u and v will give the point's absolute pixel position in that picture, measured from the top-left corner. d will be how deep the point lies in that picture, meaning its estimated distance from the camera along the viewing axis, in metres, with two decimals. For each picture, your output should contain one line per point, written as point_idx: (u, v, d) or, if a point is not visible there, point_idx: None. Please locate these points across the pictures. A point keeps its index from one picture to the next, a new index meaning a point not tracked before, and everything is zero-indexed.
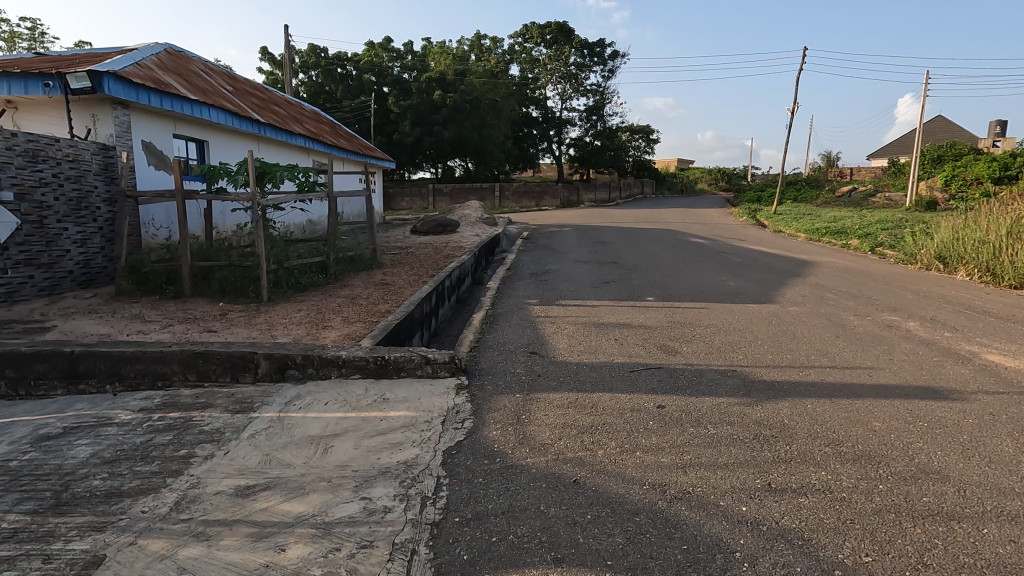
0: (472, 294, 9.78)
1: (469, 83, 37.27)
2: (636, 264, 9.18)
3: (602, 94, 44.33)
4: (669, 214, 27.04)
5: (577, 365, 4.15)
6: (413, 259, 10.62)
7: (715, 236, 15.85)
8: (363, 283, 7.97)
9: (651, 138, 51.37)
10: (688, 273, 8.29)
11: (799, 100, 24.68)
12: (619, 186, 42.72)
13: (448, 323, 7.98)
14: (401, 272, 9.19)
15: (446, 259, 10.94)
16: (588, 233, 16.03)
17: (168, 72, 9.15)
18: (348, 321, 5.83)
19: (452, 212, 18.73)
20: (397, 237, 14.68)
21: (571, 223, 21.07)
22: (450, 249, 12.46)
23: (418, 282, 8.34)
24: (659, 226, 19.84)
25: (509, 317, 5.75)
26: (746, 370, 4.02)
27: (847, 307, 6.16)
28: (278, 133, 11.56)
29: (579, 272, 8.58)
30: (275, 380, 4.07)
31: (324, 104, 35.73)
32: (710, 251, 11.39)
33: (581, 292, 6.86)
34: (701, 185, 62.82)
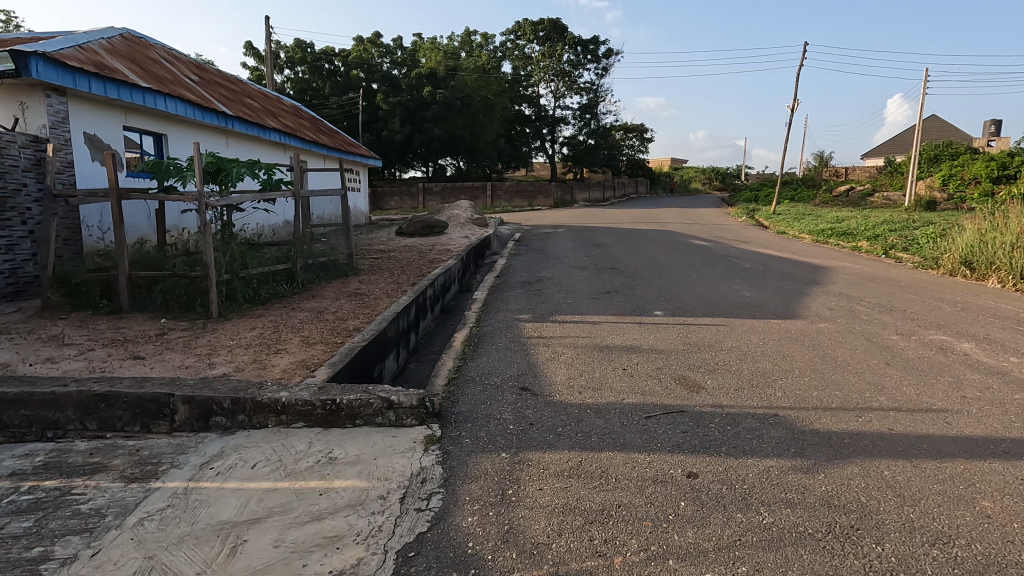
0: (458, 303, 8.93)
1: (461, 80, 36.44)
2: (638, 271, 8.35)
3: (596, 92, 43.58)
4: (665, 214, 26.31)
5: (578, 408, 3.31)
6: (395, 264, 9.77)
7: (717, 237, 15.07)
8: (334, 294, 7.10)
9: (645, 137, 50.71)
10: (697, 281, 7.49)
11: (799, 98, 24.00)
12: (613, 186, 41.99)
13: (429, 337, 7.14)
14: (379, 280, 8.31)
15: (431, 263, 10.09)
16: (584, 235, 15.19)
17: (120, 57, 8.25)
18: (307, 342, 4.96)
19: (441, 212, 17.85)
20: (381, 239, 13.81)
21: (566, 224, 20.28)
22: (436, 252, 11.58)
23: (397, 292, 7.47)
24: (658, 226, 19.09)
25: (496, 338, 4.91)
26: (791, 415, 3.21)
27: (885, 323, 5.37)
28: (248, 128, 10.64)
29: (576, 279, 7.74)
30: (196, 430, 3.21)
31: (311, 101, 34.74)
32: (716, 255, 10.57)
33: (579, 305, 6.03)
34: (695, 184, 62.17)
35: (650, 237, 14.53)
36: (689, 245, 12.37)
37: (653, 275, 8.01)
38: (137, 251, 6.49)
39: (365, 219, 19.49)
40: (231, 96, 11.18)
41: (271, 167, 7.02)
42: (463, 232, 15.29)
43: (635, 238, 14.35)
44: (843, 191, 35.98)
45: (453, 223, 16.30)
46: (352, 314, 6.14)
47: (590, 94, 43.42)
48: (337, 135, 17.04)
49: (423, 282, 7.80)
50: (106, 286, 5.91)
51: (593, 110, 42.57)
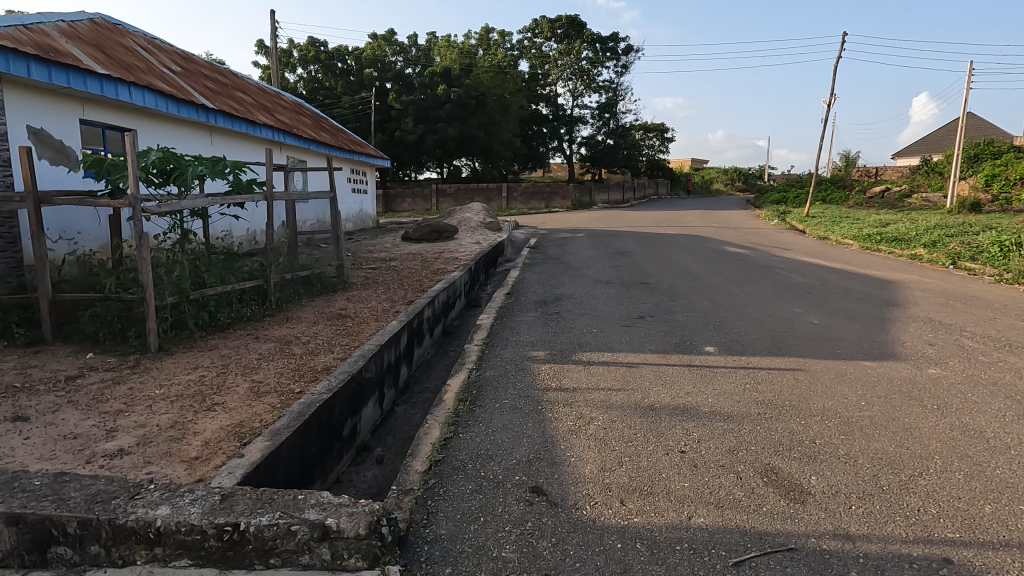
0: (463, 322, 7.78)
1: (476, 78, 35.41)
2: (674, 288, 7.09)
3: (616, 91, 42.25)
4: (690, 216, 24.92)
5: (620, 539, 2.10)
6: (394, 276, 8.66)
7: (753, 243, 13.71)
8: (312, 316, 5.96)
9: (666, 137, 49.24)
10: (747, 302, 6.23)
11: (836, 94, 22.44)
12: (632, 187, 40.60)
13: (425, 368, 6.00)
14: (370, 296, 7.16)
15: (435, 275, 8.95)
16: (605, 240, 13.89)
17: (80, 42, 7.27)
18: (255, 392, 3.82)
19: (452, 215, 16.71)
20: (384, 246, 12.76)
21: (585, 228, 19.00)
22: (442, 261, 10.42)
23: (388, 312, 6.30)
24: (684, 230, 17.79)
25: (501, 388, 3.71)
26: (972, 562, 1.97)
27: (1016, 368, 4.07)
28: (234, 123, 9.63)
29: (602, 298, 6.51)
30: (25, 567, 2.08)
31: (324, 101, 34.04)
32: (760, 267, 9.22)
33: (607, 338, 4.80)
34: (717, 184, 60.35)
35: (679, 243, 13.20)
36: (725, 254, 11.03)
37: (693, 293, 6.76)
38: (76, 266, 5.46)
39: (372, 223, 18.43)
40: (218, 89, 10.21)
41: (239, 165, 5.91)
42: (474, 237, 14.11)
43: (662, 244, 13.07)
44: (877, 192, 34.06)
45: (464, 228, 15.13)
46: (326, 345, 4.99)
47: (609, 93, 42.03)
48: (341, 134, 16.04)
49: (420, 301, 6.65)
50: (28, 310, 4.86)
51: (612, 109, 41.17)
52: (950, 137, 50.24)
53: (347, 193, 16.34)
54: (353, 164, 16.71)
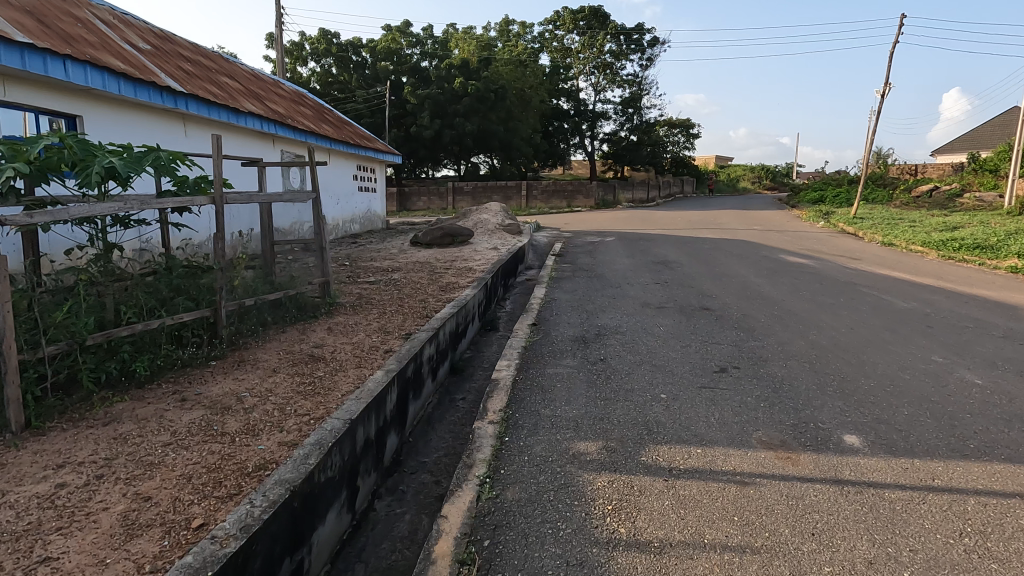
0: (475, 356, 6.28)
1: (495, 71, 33.83)
2: (749, 319, 5.46)
3: (641, 85, 40.31)
4: (725, 217, 23.01)
5: None
6: (395, 293, 7.20)
7: (811, 251, 11.93)
8: (276, 360, 4.49)
9: (693, 133, 47.12)
10: (858, 345, 4.60)
11: (890, 82, 20.31)
12: (658, 185, 38.69)
13: (423, 429, 4.49)
14: (359, 324, 5.66)
15: (444, 291, 7.45)
16: (639, 246, 12.29)
17: (8, 6, 5.94)
18: (126, 527, 2.33)
19: (467, 216, 15.23)
20: (391, 252, 11.33)
21: (613, 229, 17.35)
22: (453, 272, 8.92)
23: (377, 352, 4.80)
24: (725, 234, 16.02)
25: (532, 538, 2.16)
26: None
27: None
28: (212, 113, 8.26)
29: (659, 334, 4.93)
30: None
31: (337, 94, 32.86)
32: (842, 285, 7.50)
33: (687, 413, 3.22)
34: (744, 182, 57.93)
35: (726, 250, 11.50)
36: (787, 265, 9.32)
37: (776, 327, 5.16)
38: None
39: (383, 224, 17.06)
40: (197, 73, 8.86)
41: (178, 156, 4.44)
42: (491, 242, 12.58)
43: (707, 251, 11.38)
44: (924, 190, 31.69)
45: (480, 230, 13.60)
46: (277, 414, 3.49)
47: (634, 86, 40.10)
48: (346, 126, 14.66)
49: (422, 334, 5.13)
50: None
51: (637, 104, 39.26)
52: (998, 131, 47.16)
53: (353, 191, 14.95)
54: (360, 160, 15.34)
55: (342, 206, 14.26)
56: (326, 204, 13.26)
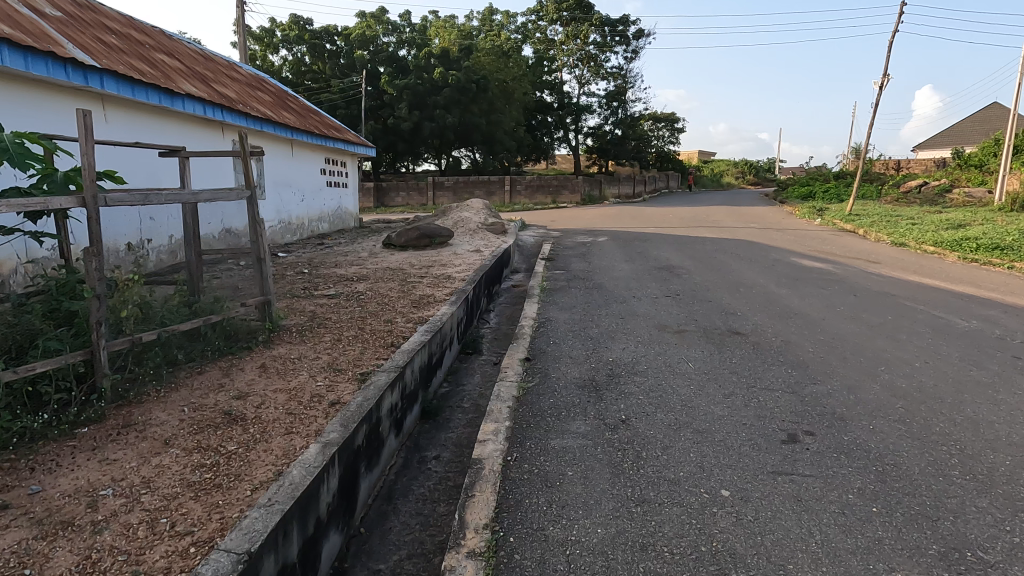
0: (452, 392, 5.11)
1: (476, 61, 32.47)
2: (794, 351, 4.37)
3: (626, 77, 39.29)
4: (716, 213, 22.09)
5: None
6: (357, 311, 6.00)
7: (821, 252, 10.97)
8: (177, 423, 3.27)
9: (677, 127, 46.33)
10: (953, 392, 3.53)
11: (888, 73, 19.44)
12: (643, 180, 37.77)
13: (380, 513, 3.32)
14: (303, 360, 4.43)
15: (417, 307, 6.25)
16: (635, 247, 11.23)
17: None
18: None
19: (447, 214, 14.00)
20: (359, 255, 10.07)
21: (603, 228, 16.27)
22: (429, 281, 7.72)
23: (319, 403, 3.60)
24: (722, 232, 15.03)
25: None
26: None
27: None
28: (135, 93, 6.92)
29: (691, 374, 3.82)
30: None
31: (310, 84, 31.27)
32: (879, 297, 6.48)
33: (773, 534, 2.11)
34: (727, 177, 57.49)
35: (731, 252, 10.46)
36: (806, 272, 8.26)
37: (834, 362, 4.09)
38: None
39: (355, 222, 15.75)
40: (121, 46, 7.51)
41: (34, 140, 3.17)
42: (473, 243, 11.38)
43: (711, 253, 10.34)
44: (913, 185, 31.22)
45: (460, 230, 12.37)
46: (143, 533, 2.28)
47: (618, 79, 39.02)
48: (312, 115, 13.32)
49: (382, 375, 3.93)
50: None
51: (621, 97, 38.19)
52: (979, 127, 47.22)
53: (321, 187, 13.62)
54: (328, 152, 13.98)
55: (309, 203, 12.94)
56: (289, 200, 11.93)
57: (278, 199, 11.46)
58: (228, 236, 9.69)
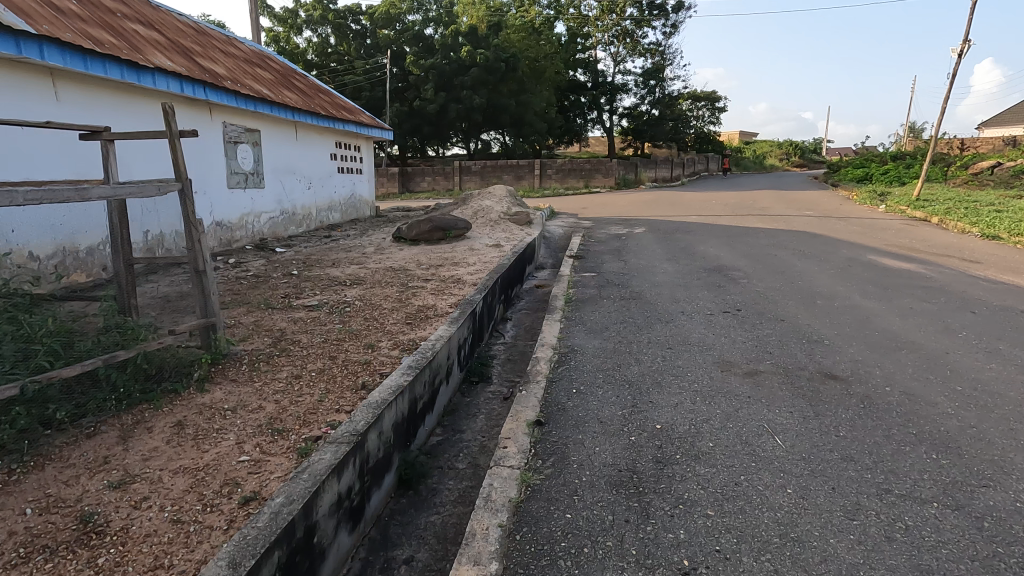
0: (444, 446, 3.94)
1: (505, 39, 30.89)
2: (928, 414, 3.02)
3: (664, 53, 36.99)
4: (765, 199, 20.20)
5: None
6: (337, 329, 4.89)
7: (900, 247, 9.33)
8: (0, 541, 2.18)
9: (719, 107, 43.72)
10: None
11: (969, 38, 17.08)
12: (681, 163, 35.69)
13: None
14: (239, 410, 3.31)
15: (412, 324, 5.08)
16: (678, 241, 9.82)
17: None
18: None
19: (467, 202, 12.80)
20: (365, 251, 9.00)
21: (640, 216, 14.78)
22: (434, 286, 6.56)
23: (228, 499, 2.46)
24: (776, 221, 13.37)
25: None
26: None
27: None
28: (89, 66, 5.92)
29: (784, 463, 2.53)
30: None
31: (335, 66, 30.31)
32: (1007, 316, 4.99)
33: None
34: (771, 159, 54.37)
35: (793, 247, 8.94)
36: (895, 276, 6.72)
37: (999, 440, 2.73)
38: None
39: (371, 211, 14.71)
40: (82, 13, 6.55)
41: None
42: (493, 237, 10.15)
43: (769, 248, 8.85)
44: (985, 165, 28.26)
45: (480, 221, 11.13)
46: None
47: (656, 56, 36.76)
48: (320, 95, 12.26)
49: (330, 448, 2.75)
50: None
51: (659, 75, 35.95)
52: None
53: (331, 173, 12.58)
54: (340, 136, 12.90)
55: (317, 191, 11.92)
56: (294, 188, 10.93)
57: (280, 188, 10.46)
58: (219, 230, 8.71)
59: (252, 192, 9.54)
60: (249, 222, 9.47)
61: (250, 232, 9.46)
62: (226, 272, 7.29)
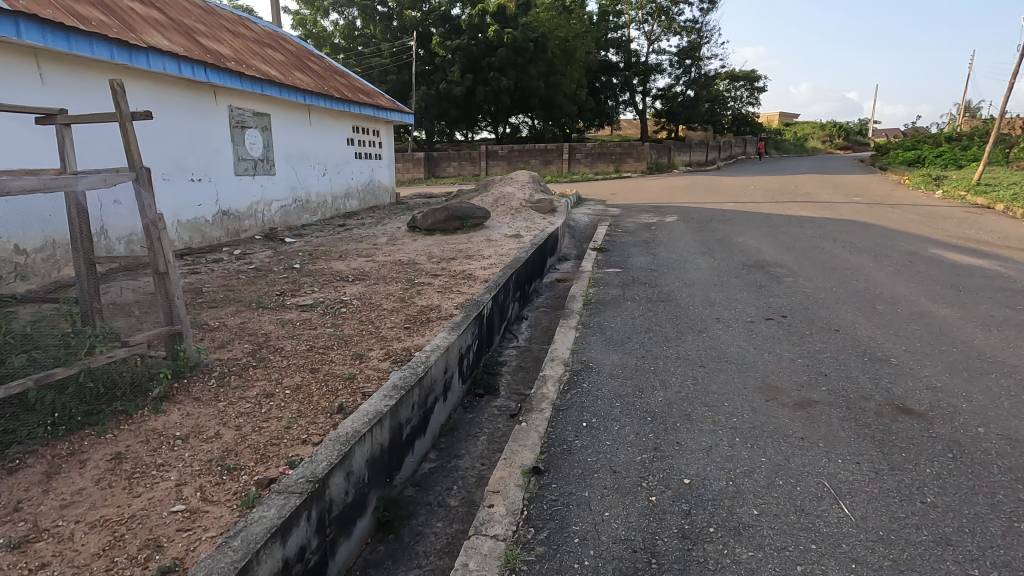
0: (437, 476, 3.41)
1: (534, 18, 29.89)
2: None
3: (701, 30, 35.33)
4: (808, 184, 18.97)
5: None
6: (328, 334, 4.42)
7: (966, 240, 8.34)
8: None
9: (758, 86, 41.71)
10: None
11: None
12: (717, 146, 34.18)
13: None
14: (191, 439, 2.86)
15: (410, 328, 4.56)
16: (713, 231, 9.04)
17: None
18: None
19: (489, 188, 12.21)
20: (376, 242, 8.54)
21: (672, 203, 13.92)
22: (442, 282, 6.03)
23: (141, 571, 1.99)
24: (821, 209, 12.35)
25: None
26: None
27: None
28: (74, 46, 5.52)
29: (855, 547, 1.90)
30: None
31: (361, 49, 29.84)
32: None
33: None
34: (813, 141, 51.86)
35: (844, 239, 8.08)
36: (967, 275, 5.85)
37: None
38: None
39: (391, 198, 14.28)
40: None
41: None
42: (512, 226, 9.55)
43: (815, 241, 8.02)
44: None
45: (500, 209, 10.53)
46: None
47: (693, 34, 35.09)
48: (336, 78, 11.80)
49: (276, 500, 2.24)
50: None
51: (695, 53, 34.33)
52: None
53: (348, 159, 12.15)
54: (357, 120, 12.44)
55: (333, 178, 11.51)
56: (307, 175, 10.53)
57: (293, 174, 10.07)
58: (226, 219, 8.36)
59: (262, 180, 9.17)
60: (259, 211, 9.12)
61: (259, 221, 9.11)
62: (227, 265, 6.93)
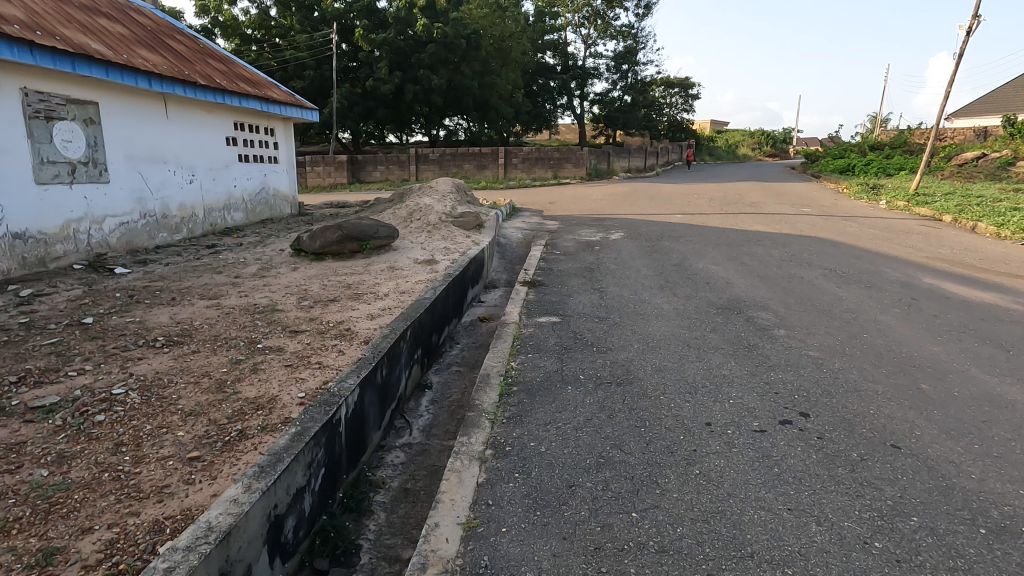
0: None
1: (467, 14, 28.11)
2: None
3: (638, 37, 34.79)
4: (751, 192, 18.21)
5: None
6: (29, 486, 2.41)
7: (949, 263, 7.28)
8: None
9: (693, 94, 41.84)
10: None
11: (978, 14, 15.31)
12: (655, 152, 33.66)
13: None
14: None
15: (199, 462, 2.62)
16: (669, 253, 7.57)
17: None
18: None
19: (405, 199, 10.30)
20: (242, 273, 6.47)
21: (615, 215, 12.51)
22: (301, 347, 4.12)
23: None
24: (776, 221, 11.28)
25: None
26: None
27: None
28: None
29: None
30: None
31: (276, 41, 26.99)
32: None
33: None
34: (744, 148, 52.90)
35: (821, 264, 6.79)
36: (995, 322, 4.57)
37: None
38: None
39: (290, 209, 12.05)
40: None
41: None
42: (427, 247, 7.70)
43: (788, 267, 6.69)
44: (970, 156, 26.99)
45: (415, 225, 8.67)
46: None
47: (629, 39, 34.43)
48: (208, 61, 9.53)
49: None
50: None
51: (632, 59, 33.68)
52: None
53: (229, 162, 9.88)
54: (240, 114, 10.17)
55: (205, 185, 9.22)
56: (164, 182, 8.23)
57: (140, 181, 7.76)
58: (20, 245, 6.05)
59: (86, 189, 6.86)
60: (82, 232, 6.81)
61: (82, 245, 6.81)
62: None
